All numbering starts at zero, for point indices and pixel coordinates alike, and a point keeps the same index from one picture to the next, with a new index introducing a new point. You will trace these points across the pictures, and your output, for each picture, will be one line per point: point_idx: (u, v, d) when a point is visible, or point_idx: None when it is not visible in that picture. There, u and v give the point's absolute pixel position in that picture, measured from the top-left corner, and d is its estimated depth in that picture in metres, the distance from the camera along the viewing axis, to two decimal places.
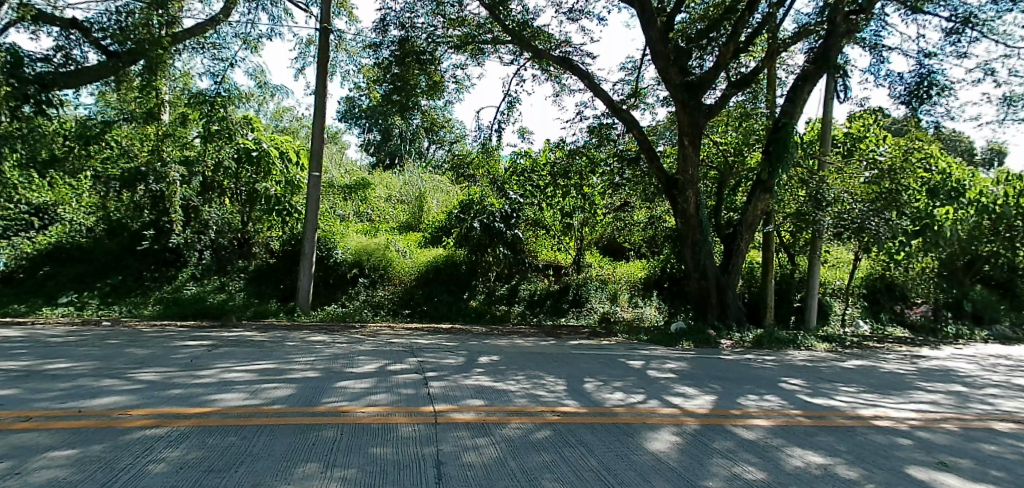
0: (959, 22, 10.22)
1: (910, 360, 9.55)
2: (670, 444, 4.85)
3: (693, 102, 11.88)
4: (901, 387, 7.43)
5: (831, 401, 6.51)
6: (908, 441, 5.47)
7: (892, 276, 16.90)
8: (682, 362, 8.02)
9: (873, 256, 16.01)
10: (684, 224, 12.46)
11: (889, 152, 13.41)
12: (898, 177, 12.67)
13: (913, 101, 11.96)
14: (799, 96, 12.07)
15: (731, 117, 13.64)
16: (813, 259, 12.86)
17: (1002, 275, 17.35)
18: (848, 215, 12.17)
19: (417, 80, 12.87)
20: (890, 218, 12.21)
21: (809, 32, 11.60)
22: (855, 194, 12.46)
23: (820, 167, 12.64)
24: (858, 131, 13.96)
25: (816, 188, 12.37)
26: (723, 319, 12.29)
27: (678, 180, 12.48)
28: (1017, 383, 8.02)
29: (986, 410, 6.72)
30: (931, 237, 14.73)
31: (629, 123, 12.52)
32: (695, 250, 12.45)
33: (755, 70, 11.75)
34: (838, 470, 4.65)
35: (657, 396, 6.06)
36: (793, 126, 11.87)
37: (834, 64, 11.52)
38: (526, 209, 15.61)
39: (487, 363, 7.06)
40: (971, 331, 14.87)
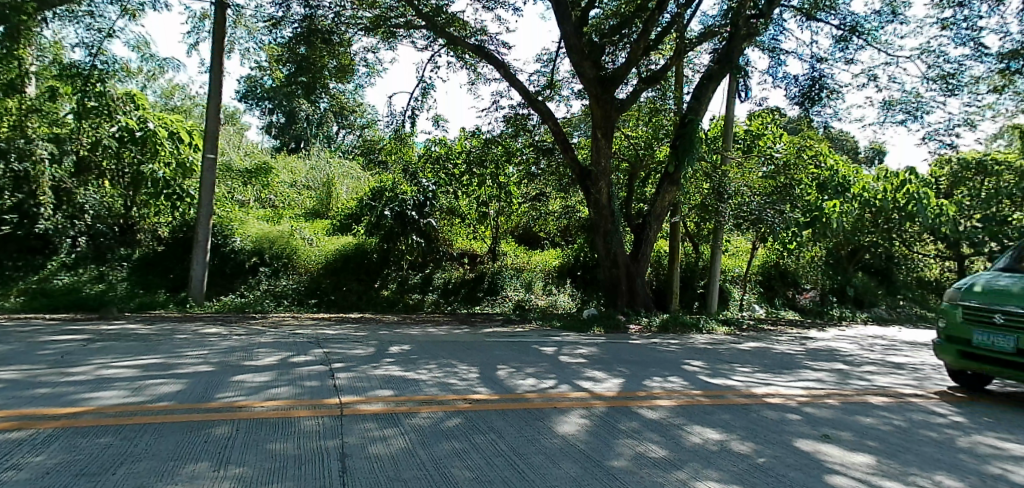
0: (847, 31, 11.09)
1: (799, 342, 10.37)
2: (579, 427, 5.04)
3: (606, 96, 12.24)
4: (791, 367, 8.03)
5: (728, 381, 6.95)
6: (796, 416, 5.95)
7: (785, 264, 18.30)
8: (592, 348, 8.25)
9: (769, 246, 17.24)
10: (597, 215, 12.81)
11: (785, 149, 14.28)
12: (791, 173, 13.62)
13: (805, 102, 12.88)
14: (704, 94, 12.55)
15: (642, 112, 14.29)
16: (715, 248, 13.57)
17: (880, 263, 19.16)
18: (745, 207, 13.07)
19: (324, 62, 12.46)
20: (784, 210, 13.14)
21: (712, 34, 12.26)
22: (753, 187, 13.34)
23: (722, 162, 13.37)
24: (757, 129, 14.85)
25: (719, 181, 13.16)
26: (632, 306, 12.86)
27: (591, 172, 12.77)
28: (890, 361, 8.90)
29: (863, 385, 7.41)
30: (820, 229, 15.98)
31: (544, 114, 12.68)
32: (606, 239, 12.82)
33: (665, 68, 12.19)
34: (732, 445, 5.07)
35: (568, 381, 6.21)
36: (698, 122, 12.43)
37: (735, 66, 12.13)
38: (440, 196, 15.51)
39: (397, 353, 6.97)
40: (854, 314, 16.34)
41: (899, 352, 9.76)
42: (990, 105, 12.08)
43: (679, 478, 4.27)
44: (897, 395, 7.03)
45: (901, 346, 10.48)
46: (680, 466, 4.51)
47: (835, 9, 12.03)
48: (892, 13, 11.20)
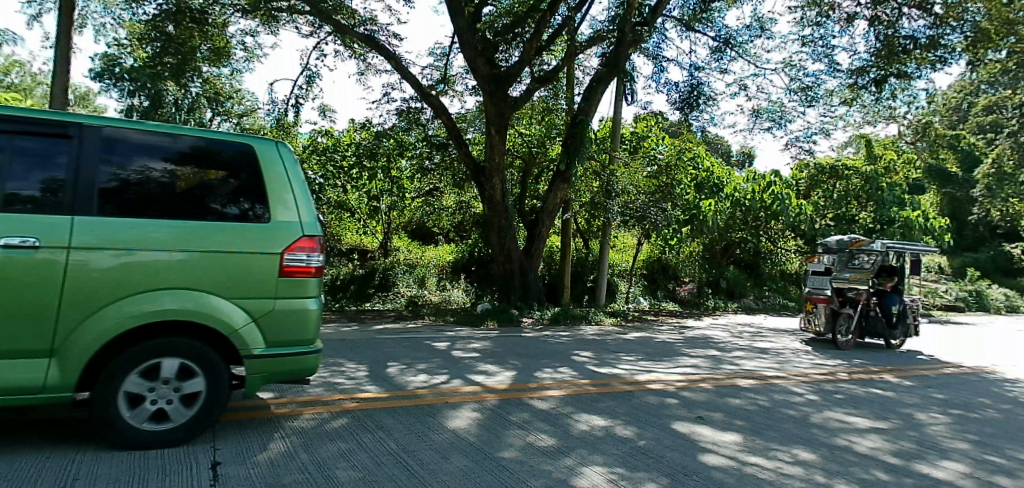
0: (722, 43, 12.01)
1: (678, 331, 11.15)
2: (470, 421, 5.11)
3: (499, 93, 12.36)
4: (671, 354, 8.60)
5: (614, 370, 7.33)
6: (674, 400, 6.41)
7: (666, 258, 18.74)
8: (485, 342, 8.36)
9: (653, 241, 17.88)
10: (491, 210, 12.97)
11: (667, 151, 15.27)
12: (672, 173, 14.96)
13: (685, 108, 13.81)
14: (593, 95, 13.14)
15: (535, 111, 14.62)
16: (603, 244, 14.26)
17: (749, 257, 20.56)
18: (632, 205, 13.93)
19: (195, 44, 11.82)
20: (666, 208, 14.21)
21: (602, 38, 12.73)
22: (639, 186, 14.26)
23: (610, 161, 14.07)
24: (641, 131, 15.49)
25: (607, 180, 13.83)
26: (525, 300, 13.18)
27: (485, 168, 12.94)
28: (756, 346, 9.82)
29: (732, 369, 8.09)
30: (697, 225, 17.38)
31: (438, 109, 12.68)
32: (501, 234, 13.06)
33: (557, 69, 12.51)
34: (616, 430, 5.45)
35: (460, 375, 6.25)
36: (588, 123, 13.01)
37: (622, 70, 12.65)
38: (327, 190, 15.14)
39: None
40: (725, 304, 18.17)
41: (763, 338, 10.79)
42: (838, 116, 13.64)
43: (566, 466, 4.49)
44: (760, 377, 7.76)
45: (765, 333, 11.59)
46: (567, 454, 4.74)
47: (711, 22, 13.00)
48: (760, 29, 12.28)
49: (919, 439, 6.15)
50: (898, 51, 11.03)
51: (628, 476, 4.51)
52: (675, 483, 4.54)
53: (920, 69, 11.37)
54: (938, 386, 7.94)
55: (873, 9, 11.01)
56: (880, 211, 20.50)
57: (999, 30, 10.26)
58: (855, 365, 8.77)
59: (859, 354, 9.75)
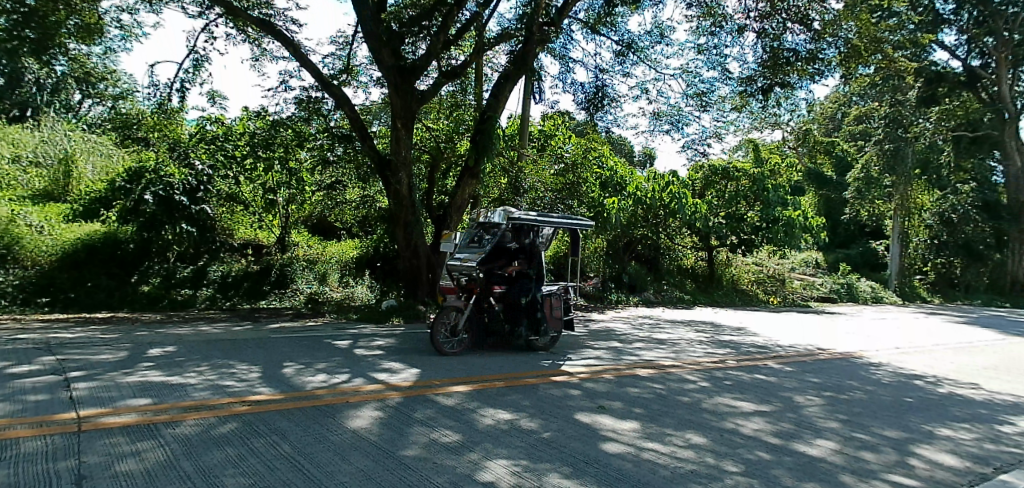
0: (624, 48, 12.52)
1: (583, 324, 11.55)
2: (371, 420, 5.00)
3: (404, 87, 12.24)
4: (575, 347, 8.88)
5: (520, 364, 7.45)
6: (577, 391, 6.63)
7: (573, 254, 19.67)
8: (390, 339, 8.23)
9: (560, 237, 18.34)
10: (398, 205, 12.80)
11: (573, 150, 15.73)
12: (579, 171, 15.51)
13: (591, 108, 14.29)
14: (501, 94, 13.14)
15: (443, 106, 14.72)
16: None
17: (649, 253, 21.57)
18: (541, 202, 14.73)
19: (63, 19, 10.73)
20: (572, 205, 15.23)
21: (509, 36, 13.03)
22: (546, 183, 14.89)
23: (519, 158, 14.78)
24: (549, 129, 15.65)
25: (516, 177, 14.58)
26: (432, 295, 13.11)
27: (391, 161, 12.68)
28: (654, 337, 10.35)
29: (633, 359, 8.47)
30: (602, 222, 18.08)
31: (340, 99, 12.35)
32: (407, 230, 12.89)
33: (464, 64, 12.49)
34: (520, 423, 5.55)
35: (362, 374, 6.11)
36: (497, 119, 12.92)
37: (530, 69, 12.80)
38: (217, 182, 14.01)
39: (160, 356, 6.19)
40: (628, 297, 18.78)
41: (661, 329, 11.42)
42: (730, 121, 14.63)
43: (471, 461, 4.50)
44: (658, 366, 8.19)
45: (663, 324, 12.28)
46: (473, 450, 4.76)
47: (614, 27, 13.52)
48: (660, 35, 12.93)
49: (797, 420, 6.72)
50: (782, 62, 11.98)
51: (531, 468, 4.60)
52: (576, 472, 4.68)
53: (801, 80, 12.37)
54: (814, 371, 8.72)
55: (761, 22, 11.85)
56: (766, 210, 22.22)
57: (866, 48, 11.37)
58: (742, 353, 9.44)
59: (746, 342, 10.52)
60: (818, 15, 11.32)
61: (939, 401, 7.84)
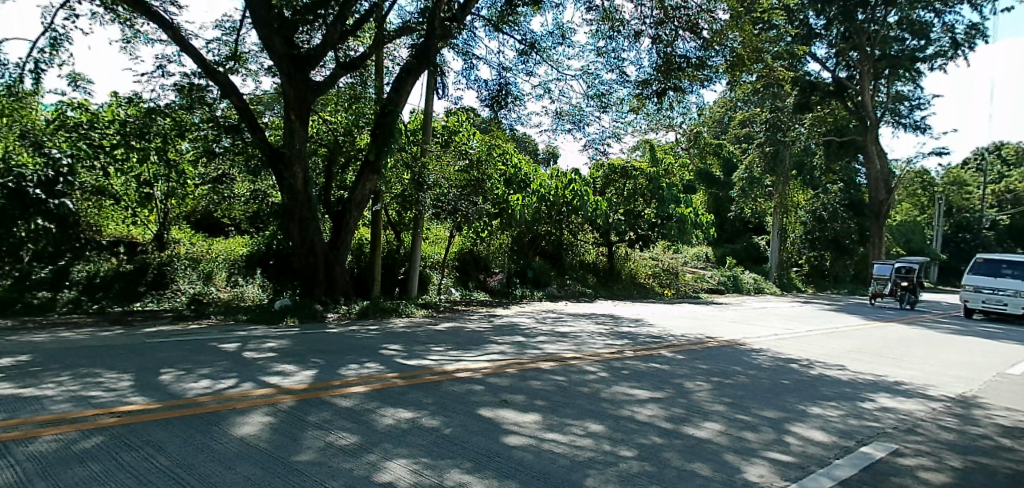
0: (527, 47, 12.72)
1: (487, 319, 11.66)
2: (261, 426, 4.77)
3: (298, 76, 12.10)
4: (478, 342, 8.93)
5: (423, 361, 7.40)
6: (479, 386, 6.69)
7: (478, 250, 19.62)
8: (283, 340, 7.89)
9: (464, 233, 18.38)
10: (292, 200, 12.50)
11: (479, 146, 15.79)
12: (482, 168, 15.36)
13: (494, 106, 14.43)
14: (403, 88, 13.15)
15: (341, 98, 14.30)
16: (415, 236, 14.57)
17: (552, 248, 22.06)
18: (444, 199, 14.35)
19: None
20: (477, 201, 14.88)
21: (410, 29, 12.91)
22: (450, 180, 14.47)
23: (422, 154, 14.34)
24: (453, 125, 15.99)
25: (419, 173, 14.07)
26: (330, 294, 12.89)
27: (284, 154, 12.40)
28: (556, 330, 10.63)
29: (536, 352, 8.66)
30: (505, 218, 18.33)
31: (226, 86, 11.99)
32: (302, 226, 12.65)
33: (363, 56, 12.43)
34: (422, 421, 5.52)
35: (251, 378, 5.82)
36: (398, 114, 13.00)
37: (432, 63, 12.82)
38: (81, 174, 12.99)
39: (10, 367, 5.60)
40: (532, 293, 18.85)
41: (563, 322, 11.76)
42: (628, 122, 15.33)
43: (368, 462, 4.42)
44: (560, 359, 8.42)
45: (565, 317, 12.65)
46: (373, 449, 4.68)
47: (517, 26, 13.70)
48: (562, 36, 13.26)
49: (688, 405, 7.17)
50: (675, 68, 12.69)
51: (431, 465, 4.59)
52: (477, 466, 4.72)
53: (692, 85, 13.13)
54: (703, 358, 9.33)
55: (655, 28, 12.45)
56: (661, 207, 23.47)
57: (749, 57, 12.27)
58: (639, 343, 9.93)
59: (643, 333, 11.06)
60: (707, 24, 12.05)
61: (811, 381, 8.65)
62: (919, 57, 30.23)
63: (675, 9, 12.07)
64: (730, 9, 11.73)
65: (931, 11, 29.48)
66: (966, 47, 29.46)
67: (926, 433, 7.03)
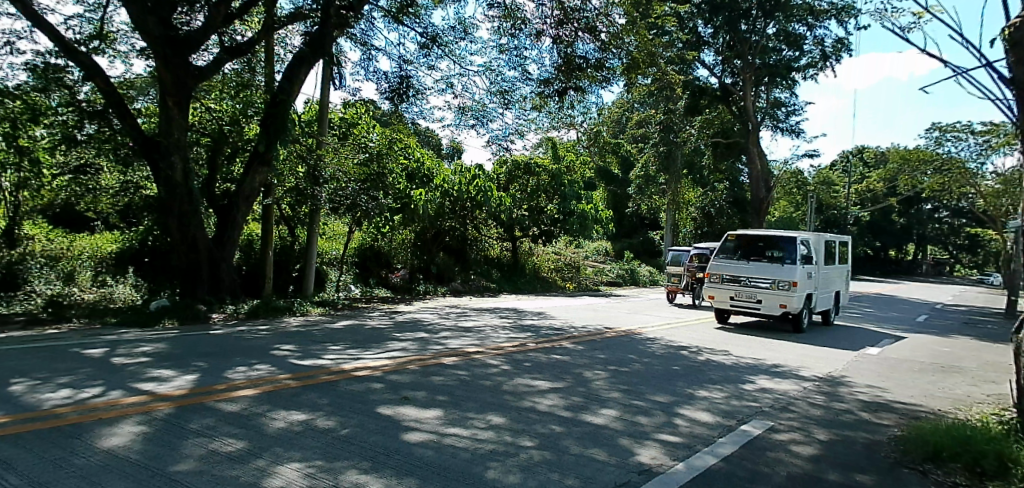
0: (428, 40, 12.63)
1: (389, 316, 11.50)
2: (134, 436, 4.43)
3: (177, 61, 11.38)
4: (379, 340, 8.79)
5: (318, 361, 7.18)
6: (379, 385, 6.60)
7: (379, 245, 19.29)
8: (161, 344, 7.36)
9: (364, 229, 17.99)
10: (169, 193, 11.80)
11: (379, 139, 15.62)
12: (383, 162, 15.37)
13: (395, 98, 14.29)
14: (296, 77, 12.65)
15: (226, 85, 13.37)
16: (311, 231, 14.21)
17: (457, 244, 22.04)
18: (342, 193, 14.20)
19: None
20: (377, 197, 14.84)
21: (302, 16, 12.42)
22: (348, 173, 14.46)
23: (318, 146, 13.98)
24: (352, 118, 15.25)
25: (314, 165, 13.81)
26: (214, 293, 12.25)
27: (160, 143, 11.74)
28: (459, 325, 10.70)
29: (438, 348, 8.66)
30: (409, 213, 18.15)
31: (89, 68, 11.11)
32: (182, 220, 11.96)
33: (251, 42, 11.96)
34: (316, 423, 5.35)
35: (122, 386, 5.38)
36: (290, 104, 12.47)
37: (327, 54, 12.39)
38: None
39: None
40: (435, 288, 19.02)
41: (466, 317, 11.85)
42: (530, 120, 15.72)
43: (258, 467, 4.22)
44: (462, 353, 8.48)
45: (468, 312, 12.75)
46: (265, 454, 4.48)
47: (418, 19, 13.61)
48: (463, 31, 13.25)
49: (586, 393, 7.46)
50: (575, 67, 13.13)
51: (326, 467, 4.46)
52: (376, 465, 4.65)
53: (592, 86, 13.63)
54: (602, 348, 9.72)
55: (556, 28, 12.75)
56: (563, 203, 24.20)
57: (643, 60, 12.90)
58: (540, 336, 10.17)
59: (545, 325, 11.38)
60: (605, 27, 12.51)
61: (699, 367, 9.26)
62: (794, 67, 33.04)
63: (575, 11, 12.41)
64: (626, 14, 12.26)
65: (804, 25, 32.29)
66: (834, 59, 32.59)
67: (798, 410, 7.75)
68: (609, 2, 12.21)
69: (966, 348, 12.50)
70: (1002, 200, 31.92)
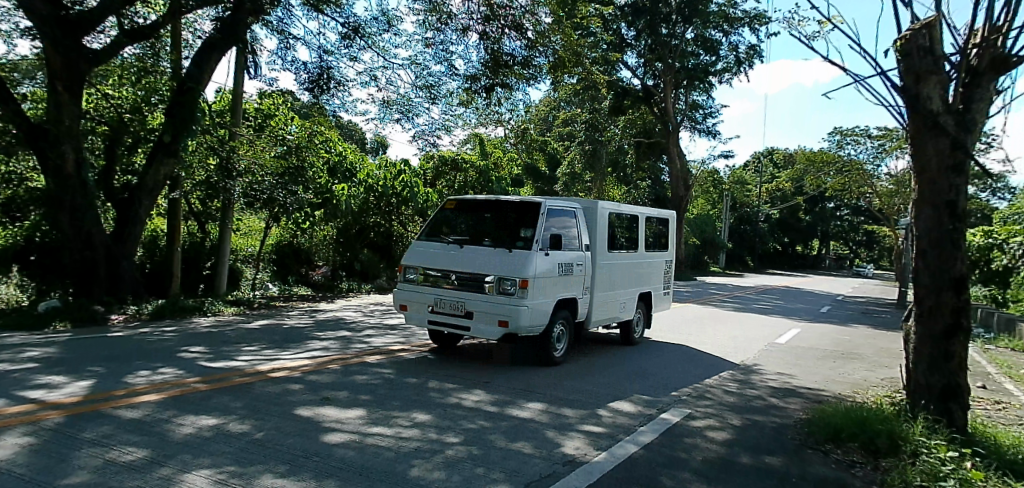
0: (350, 31, 12.33)
1: (309, 315, 11.17)
2: (17, 449, 4.06)
3: (68, 42, 10.65)
4: (298, 339, 8.53)
5: (231, 362, 6.88)
6: (298, 386, 6.40)
7: (299, 242, 18.60)
8: (50, 349, 6.79)
9: (282, 225, 17.36)
10: (59, 186, 10.89)
11: (298, 131, 15.22)
12: (302, 155, 14.82)
13: (315, 89, 13.87)
14: (206, 62, 12.06)
15: (126, 71, 12.72)
16: (224, 228, 13.51)
17: (382, 240, 20.87)
18: (258, 187, 13.63)
19: None
20: (296, 191, 14.35)
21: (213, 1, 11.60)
22: (264, 166, 13.83)
23: (231, 137, 13.36)
24: (268, 109, 15.10)
25: (227, 157, 13.14)
26: (113, 292, 11.49)
27: (48, 130, 10.75)
28: (384, 323, 10.54)
29: (361, 347, 8.49)
30: (330, 209, 17.88)
31: None
32: (74, 215, 11.09)
33: (154, 25, 11.28)
34: (229, 427, 5.12)
35: (3, 395, 4.93)
36: (199, 91, 11.78)
37: (240, 41, 12.05)
38: None
39: None
40: (359, 286, 18.69)
41: (391, 315, 11.68)
42: (457, 116, 15.77)
43: (164, 475, 3.99)
44: (386, 351, 8.36)
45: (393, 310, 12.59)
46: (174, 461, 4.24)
47: (340, 9, 13.20)
48: (387, 23, 13.03)
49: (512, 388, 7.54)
50: (502, 64, 13.20)
51: (239, 472, 4.27)
52: (295, 468, 4.50)
53: (519, 83, 13.79)
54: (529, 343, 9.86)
55: (483, 24, 12.75)
56: None
57: (569, 60, 13.14)
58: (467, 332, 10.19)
59: None
60: (531, 26, 12.62)
61: (620, 363, 9.66)
62: (711, 71, 34.78)
63: (502, 8, 12.43)
64: (553, 14, 12.43)
65: (720, 31, 33.96)
66: (747, 65, 34.51)
67: (714, 398, 8.17)
68: (536, 2, 12.29)
69: (862, 336, 13.58)
70: (895, 200, 34.91)
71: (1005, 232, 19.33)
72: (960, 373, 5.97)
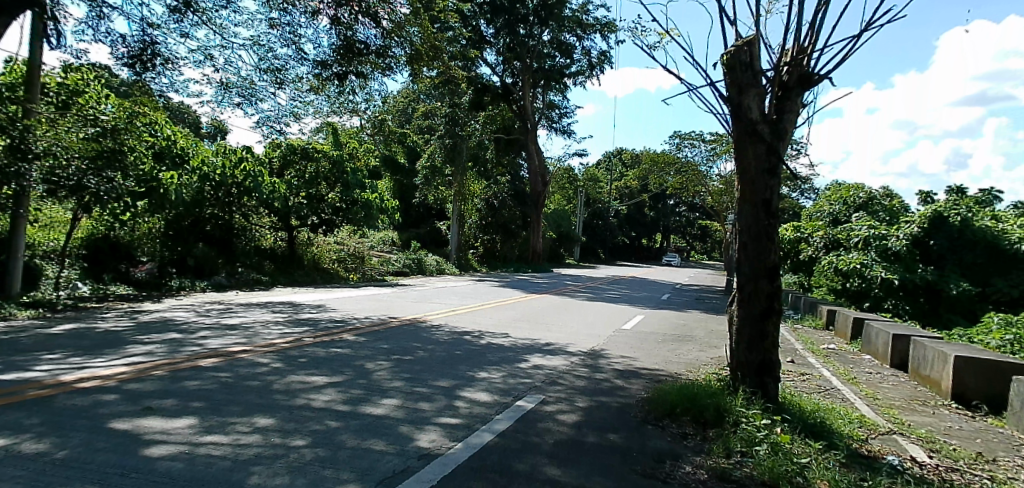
0: (180, 4, 11.21)
1: (129, 316, 10.08)
2: None
3: None
4: (115, 345, 7.71)
5: (26, 374, 6.03)
6: (113, 396, 5.74)
7: (116, 235, 16.30)
8: None
9: (95, 216, 15.06)
10: None
11: (115, 111, 13.65)
12: (120, 138, 13.22)
13: (136, 65, 12.46)
14: None
15: None
16: (17, 220, 12.34)
17: (220, 234, 20.02)
18: (61, 172, 12.21)
19: None
20: (113, 178, 13.04)
21: None
22: (70, 148, 12.46)
23: (26, 114, 12.08)
24: (75, 84, 13.30)
25: (18, 137, 11.65)
26: None
27: None
28: (220, 323, 9.82)
29: (194, 350, 7.82)
30: (156, 199, 15.89)
31: None
32: None
33: None
34: (22, 447, 4.46)
35: None
36: None
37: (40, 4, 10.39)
38: None
39: None
40: (192, 283, 17.12)
41: (230, 314, 10.89)
42: (305, 103, 15.06)
43: None
44: (224, 353, 7.80)
45: (232, 308, 11.76)
46: None
47: None
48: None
49: (366, 385, 7.37)
50: (356, 52, 12.84)
51: None
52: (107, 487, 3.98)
53: (374, 72, 13.55)
54: (384, 338, 9.72)
55: (334, 9, 12.24)
56: (345, 192, 23.84)
57: (426, 53, 13.12)
58: (317, 330, 9.82)
59: (325, 318, 11.03)
60: (386, 15, 12.39)
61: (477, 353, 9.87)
62: (566, 73, 36.70)
63: None
64: (409, 5, 12.32)
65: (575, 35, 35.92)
66: (598, 69, 36.75)
67: (565, 383, 8.63)
68: None
69: (695, 320, 15.15)
70: (724, 198, 39.27)
71: (809, 227, 22.59)
72: (772, 351, 6.87)
